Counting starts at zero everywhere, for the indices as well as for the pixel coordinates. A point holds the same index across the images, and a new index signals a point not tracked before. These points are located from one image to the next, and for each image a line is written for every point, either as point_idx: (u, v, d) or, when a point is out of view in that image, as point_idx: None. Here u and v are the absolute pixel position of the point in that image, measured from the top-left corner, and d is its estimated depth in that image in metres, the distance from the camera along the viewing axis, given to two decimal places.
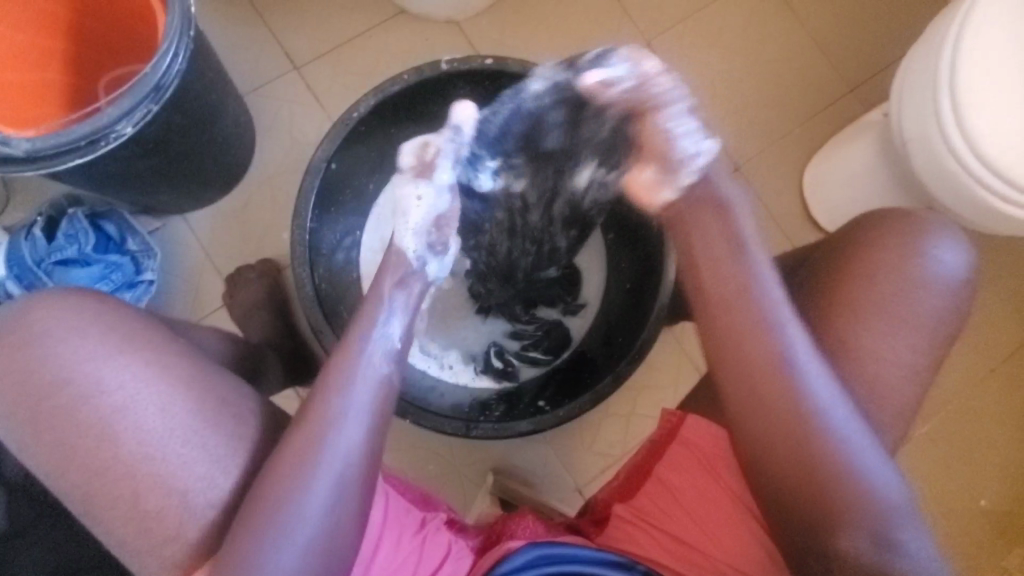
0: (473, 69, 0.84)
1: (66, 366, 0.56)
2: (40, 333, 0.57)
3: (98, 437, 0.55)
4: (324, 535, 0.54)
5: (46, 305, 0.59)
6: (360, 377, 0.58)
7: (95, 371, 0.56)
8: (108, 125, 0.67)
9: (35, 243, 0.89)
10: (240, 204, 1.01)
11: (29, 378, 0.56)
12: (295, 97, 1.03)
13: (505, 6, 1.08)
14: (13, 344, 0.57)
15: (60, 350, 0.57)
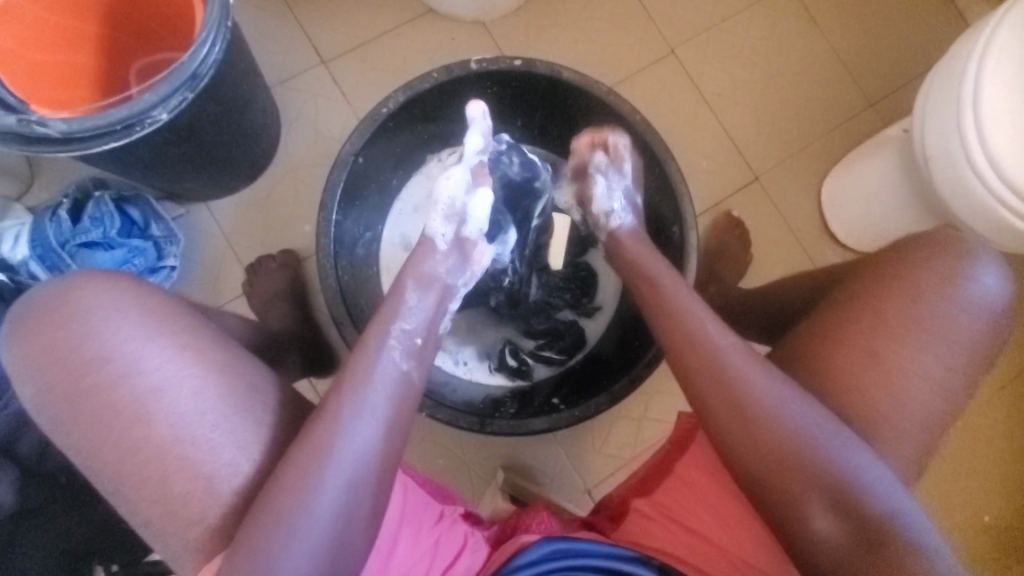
0: (502, 69, 0.84)
1: (104, 345, 0.58)
2: (77, 313, 0.59)
3: (133, 415, 0.57)
4: (328, 537, 0.52)
5: (80, 287, 0.60)
6: (372, 384, 0.59)
7: (132, 353, 0.58)
8: (144, 110, 0.68)
9: (60, 225, 0.90)
10: (263, 195, 1.01)
11: (66, 357, 0.58)
12: (320, 91, 1.04)
13: (530, 10, 1.09)
14: (53, 322, 0.59)
15: (98, 329, 0.58)
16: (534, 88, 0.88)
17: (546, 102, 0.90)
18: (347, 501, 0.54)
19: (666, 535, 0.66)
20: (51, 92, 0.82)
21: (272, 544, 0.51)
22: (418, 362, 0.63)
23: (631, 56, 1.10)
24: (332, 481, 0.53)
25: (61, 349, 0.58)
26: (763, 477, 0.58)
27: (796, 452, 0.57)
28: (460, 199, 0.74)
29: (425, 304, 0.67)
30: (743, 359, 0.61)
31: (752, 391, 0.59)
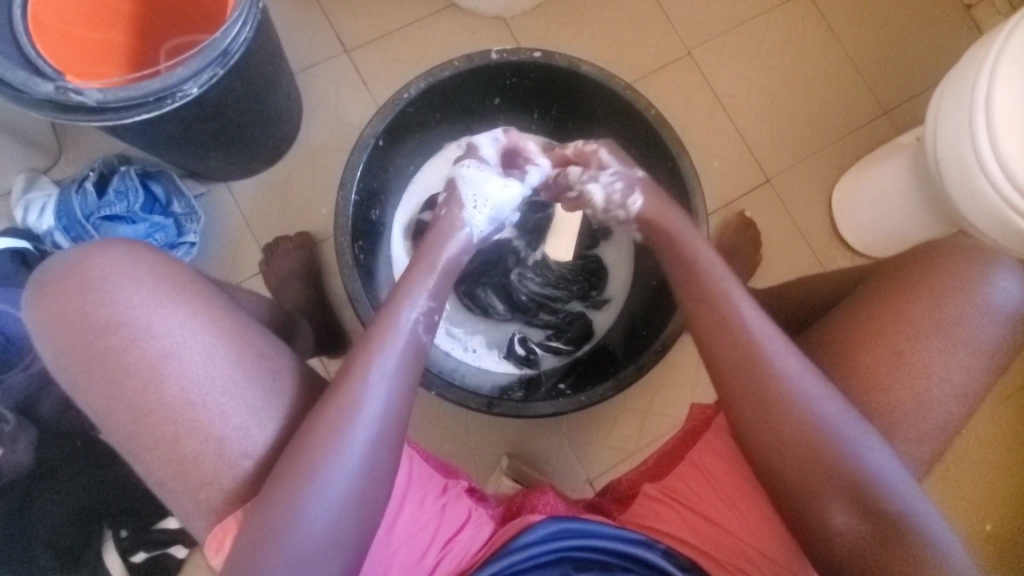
0: (521, 61, 0.86)
1: (119, 310, 0.59)
2: (94, 278, 0.60)
3: (146, 379, 0.58)
4: (349, 491, 0.54)
5: (97, 253, 0.62)
6: (390, 347, 0.61)
7: (145, 318, 0.59)
8: (176, 84, 0.71)
9: (86, 197, 0.92)
10: (282, 178, 1.04)
11: (83, 320, 0.60)
12: (342, 79, 1.07)
13: (550, 7, 1.11)
14: (70, 287, 0.60)
15: (114, 294, 0.60)
16: (552, 81, 0.90)
17: (563, 96, 0.92)
18: (363, 466, 0.55)
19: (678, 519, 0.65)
20: (80, 66, 0.84)
21: (296, 497, 0.52)
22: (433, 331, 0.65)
23: (647, 56, 1.12)
24: (347, 445, 0.55)
25: (76, 315, 0.60)
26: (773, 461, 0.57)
27: (808, 436, 0.56)
28: (505, 213, 0.76)
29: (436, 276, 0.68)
30: (754, 342, 0.60)
31: (772, 374, 0.58)
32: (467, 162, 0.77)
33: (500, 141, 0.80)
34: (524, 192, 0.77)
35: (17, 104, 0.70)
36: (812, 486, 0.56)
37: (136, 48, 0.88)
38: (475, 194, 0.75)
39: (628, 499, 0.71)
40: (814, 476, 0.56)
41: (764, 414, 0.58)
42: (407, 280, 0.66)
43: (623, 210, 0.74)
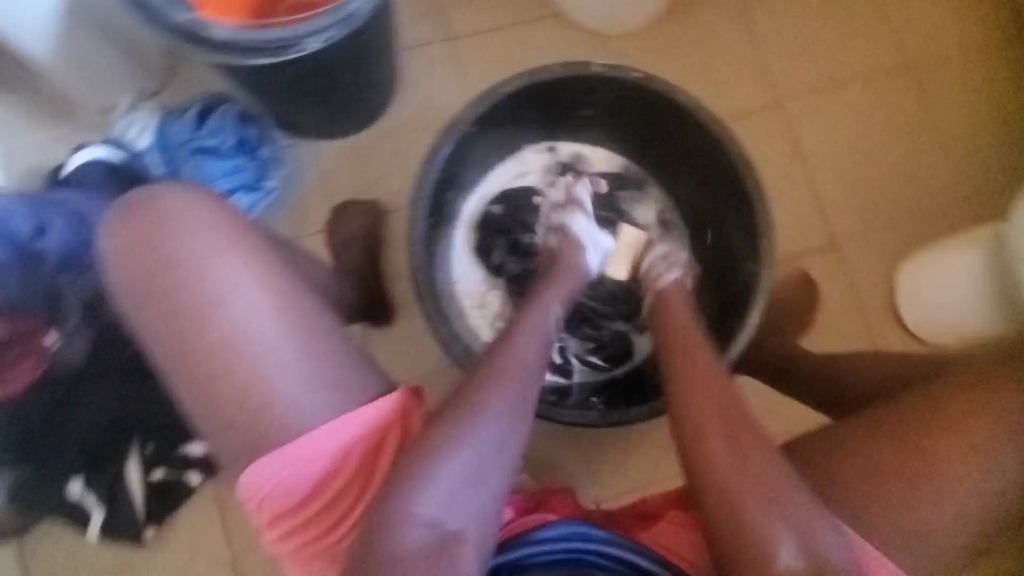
0: (619, 78, 0.88)
1: (182, 249, 0.62)
2: (162, 215, 0.64)
3: (198, 315, 0.61)
4: (476, 474, 0.57)
5: (166, 195, 0.65)
6: (519, 350, 0.66)
7: (204, 259, 0.62)
8: (300, 38, 0.75)
9: (184, 125, 0.98)
10: (363, 146, 1.07)
11: (147, 252, 0.63)
12: (440, 64, 1.10)
13: (652, 35, 1.13)
14: (137, 220, 0.63)
15: (179, 233, 0.63)
16: (645, 103, 0.91)
17: (652, 119, 0.93)
18: (491, 453, 0.58)
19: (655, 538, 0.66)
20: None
21: (434, 469, 0.56)
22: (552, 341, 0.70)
23: (738, 99, 1.12)
24: (475, 430, 0.58)
25: (146, 243, 0.63)
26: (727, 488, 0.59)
27: (756, 470, 0.59)
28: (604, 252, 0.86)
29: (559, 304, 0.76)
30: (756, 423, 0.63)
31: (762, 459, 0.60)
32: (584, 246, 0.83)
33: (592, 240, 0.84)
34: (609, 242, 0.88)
35: (152, 29, 0.74)
36: (754, 517, 0.58)
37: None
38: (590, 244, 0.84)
39: (649, 518, 0.69)
40: (764, 508, 0.58)
41: (723, 445, 0.61)
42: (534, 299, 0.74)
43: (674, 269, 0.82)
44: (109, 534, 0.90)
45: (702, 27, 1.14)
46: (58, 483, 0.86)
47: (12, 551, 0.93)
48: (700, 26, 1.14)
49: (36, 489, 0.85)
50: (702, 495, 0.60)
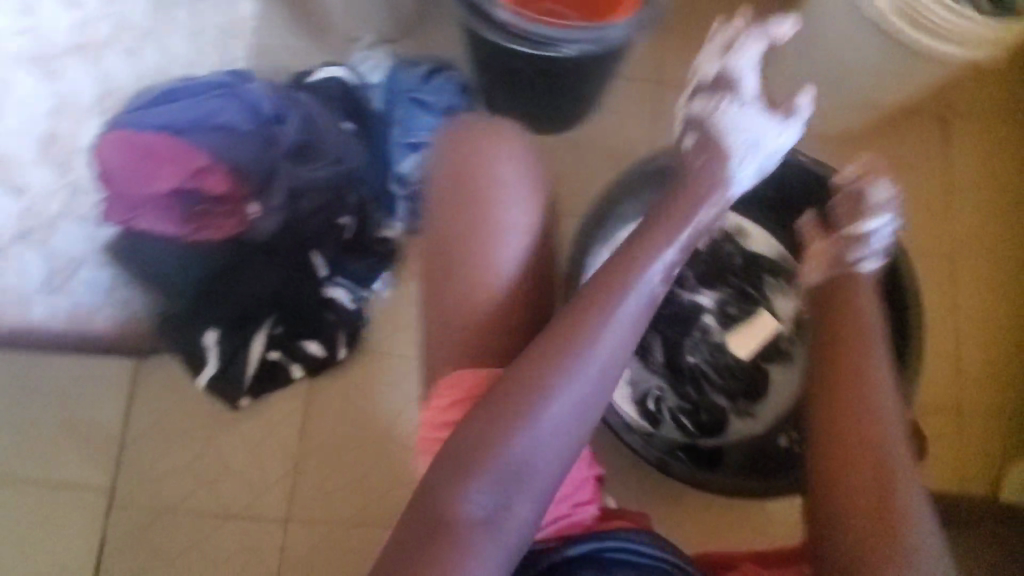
0: (819, 175, 0.93)
1: (508, 173, 0.76)
2: (495, 144, 0.77)
3: (492, 231, 0.74)
4: (544, 442, 0.62)
5: (499, 127, 0.79)
6: (612, 333, 0.66)
7: (518, 190, 0.75)
8: (561, 41, 0.83)
9: (412, 77, 1.07)
10: (546, 147, 1.14)
11: (473, 168, 0.76)
12: (641, 103, 1.17)
13: (847, 148, 1.15)
14: (474, 141, 0.77)
15: (508, 158, 0.76)
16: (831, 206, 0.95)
17: None
18: (559, 428, 0.63)
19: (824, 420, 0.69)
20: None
21: (506, 428, 0.62)
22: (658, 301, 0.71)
23: (916, 235, 1.12)
24: (551, 403, 0.63)
25: (463, 172, 0.76)
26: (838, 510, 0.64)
27: (890, 492, 0.62)
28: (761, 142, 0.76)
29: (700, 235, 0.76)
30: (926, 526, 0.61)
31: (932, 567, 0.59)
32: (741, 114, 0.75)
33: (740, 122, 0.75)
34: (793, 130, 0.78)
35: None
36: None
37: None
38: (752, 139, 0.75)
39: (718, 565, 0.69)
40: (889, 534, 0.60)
41: (854, 468, 0.64)
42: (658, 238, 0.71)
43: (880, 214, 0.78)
44: (217, 386, 1.00)
45: (900, 158, 1.14)
46: (199, 331, 0.96)
47: (135, 371, 1.06)
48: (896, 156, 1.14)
49: (185, 325, 0.96)
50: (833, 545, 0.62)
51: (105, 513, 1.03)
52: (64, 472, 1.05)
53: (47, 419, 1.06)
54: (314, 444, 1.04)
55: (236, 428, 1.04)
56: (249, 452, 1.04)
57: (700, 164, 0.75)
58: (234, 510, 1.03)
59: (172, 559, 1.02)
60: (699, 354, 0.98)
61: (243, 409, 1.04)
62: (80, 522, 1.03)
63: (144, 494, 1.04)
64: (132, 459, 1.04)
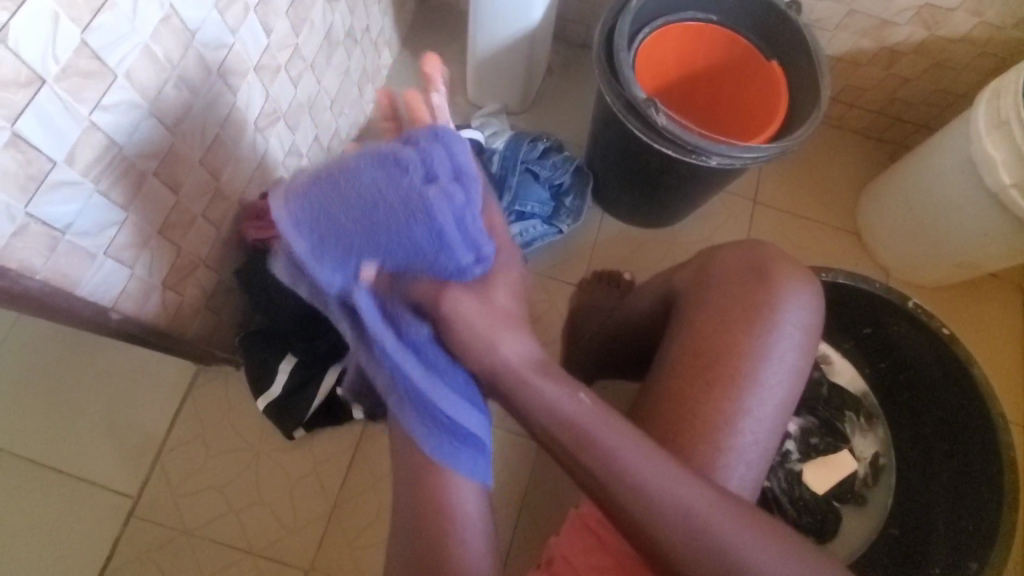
0: (896, 303, 0.92)
1: (36, 214, 0.54)
2: (30, 219, 0.54)
3: (55, 242, 0.57)
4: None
5: (43, 205, 0.54)
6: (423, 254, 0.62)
7: (20, 228, 0.53)
8: (709, 150, 0.81)
9: (532, 152, 1.09)
10: (641, 240, 1.16)
11: (41, 231, 0.55)
12: (735, 217, 1.18)
13: (938, 300, 1.16)
14: (28, 231, 0.54)
15: (41, 202, 0.54)
16: (894, 341, 0.97)
17: (886, 347, 0.99)
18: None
19: (718, 302, 0.71)
20: (651, 74, 0.97)
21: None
22: (48, 222, 0.56)
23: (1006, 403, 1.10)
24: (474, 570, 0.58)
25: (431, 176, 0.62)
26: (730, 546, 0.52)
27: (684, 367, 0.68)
28: (45, 212, 0.55)
29: (689, 340, 0.69)
30: (768, 386, 0.66)
31: (747, 397, 0.65)
32: (37, 232, 0.55)
33: (62, 177, 0.55)
34: (60, 182, 0.55)
35: (596, 51, 0.85)
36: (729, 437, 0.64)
37: (673, 86, 1.02)
38: (129, 145, 0.61)
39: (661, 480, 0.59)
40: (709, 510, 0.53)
41: (681, 364, 0.68)
42: (105, 171, 0.59)
43: (39, 222, 0.55)
44: (274, 412, 0.96)
45: (985, 315, 1.15)
46: (279, 354, 0.94)
47: (192, 377, 1.03)
48: (973, 315, 1.15)
49: (267, 346, 0.93)
50: (714, 411, 0.64)
51: (123, 522, 0.96)
52: (90, 468, 0.98)
53: (91, 410, 1.01)
54: (354, 493, 0.98)
55: (279, 458, 0.99)
56: (287, 487, 0.98)
57: (64, 188, 0.56)
58: (256, 546, 0.95)
59: None
60: (801, 437, 0.97)
61: (296, 439, 1.00)
62: (94, 526, 0.95)
63: (167, 508, 0.96)
64: (164, 468, 0.98)
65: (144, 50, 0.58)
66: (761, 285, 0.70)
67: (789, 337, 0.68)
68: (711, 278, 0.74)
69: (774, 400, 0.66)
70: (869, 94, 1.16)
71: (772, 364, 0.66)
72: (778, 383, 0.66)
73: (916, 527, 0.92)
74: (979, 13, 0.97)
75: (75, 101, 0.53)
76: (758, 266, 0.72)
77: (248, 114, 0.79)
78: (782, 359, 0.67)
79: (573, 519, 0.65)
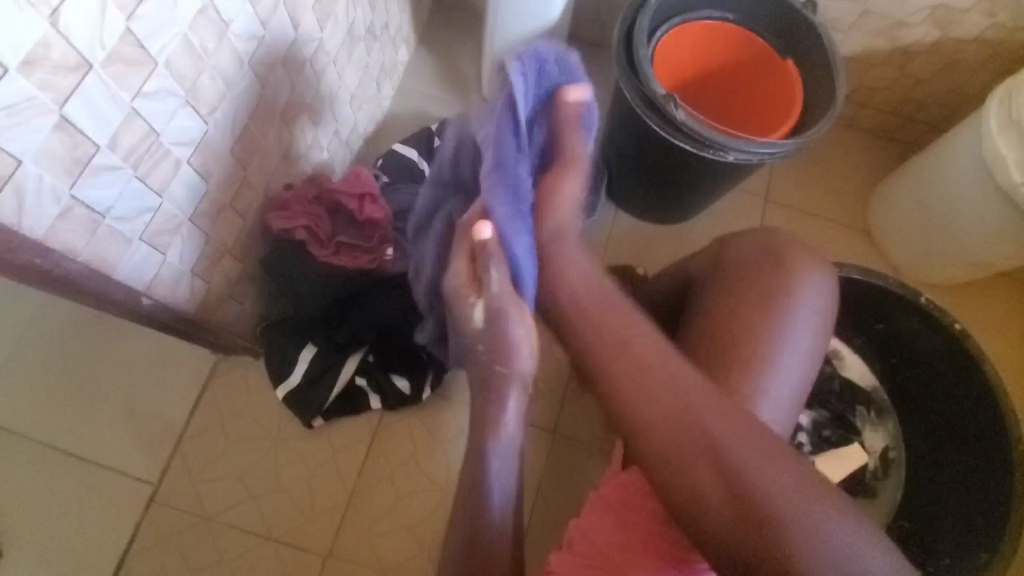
0: (909, 298, 0.93)
1: (79, 197, 0.56)
2: (74, 201, 0.55)
3: (95, 225, 0.59)
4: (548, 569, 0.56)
5: (86, 188, 0.56)
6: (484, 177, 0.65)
7: (64, 211, 0.55)
8: (726, 145, 0.83)
9: None
10: (653, 237, 1.18)
11: (83, 214, 0.57)
12: (747, 215, 1.20)
13: (947, 298, 1.17)
14: (71, 214, 0.56)
15: (84, 186, 0.56)
16: (905, 336, 0.99)
17: (898, 342, 1.00)
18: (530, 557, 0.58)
19: (736, 288, 0.72)
20: (668, 71, 0.98)
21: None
22: (90, 205, 0.57)
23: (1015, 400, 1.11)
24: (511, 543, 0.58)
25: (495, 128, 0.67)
26: (744, 492, 0.54)
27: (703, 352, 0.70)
28: (88, 195, 0.56)
29: (708, 327, 0.71)
30: (786, 370, 0.67)
31: (765, 381, 0.66)
32: (81, 215, 0.57)
33: (105, 161, 0.56)
34: (103, 166, 0.56)
35: (615, 48, 0.86)
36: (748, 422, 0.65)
37: (689, 84, 1.04)
38: (167, 132, 0.62)
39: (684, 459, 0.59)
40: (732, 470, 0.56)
41: (700, 350, 0.70)
42: (144, 155, 0.60)
43: (82, 204, 0.56)
44: (294, 401, 0.98)
45: (994, 314, 1.17)
46: (299, 343, 0.95)
47: (212, 365, 1.04)
48: (982, 314, 1.16)
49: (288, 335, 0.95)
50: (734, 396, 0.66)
51: (144, 508, 0.97)
52: (112, 454, 0.99)
53: (112, 398, 1.02)
54: (370, 481, 0.99)
55: (297, 446, 1.01)
56: (305, 474, 0.99)
57: (106, 172, 0.57)
58: (274, 531, 0.96)
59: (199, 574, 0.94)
60: (813, 429, 0.99)
61: (314, 428, 1.01)
62: (115, 512, 0.97)
63: (188, 495, 0.98)
64: (185, 455, 1.00)
65: (182, 40, 0.60)
66: (778, 273, 0.71)
67: (806, 322, 0.69)
68: (728, 266, 0.76)
69: (791, 384, 0.67)
70: (881, 94, 1.18)
71: (789, 348, 0.68)
72: (795, 367, 0.68)
73: (927, 518, 0.93)
74: (991, 14, 0.98)
75: (118, 87, 0.55)
76: (775, 253, 0.74)
77: (275, 106, 0.80)
78: (798, 344, 0.68)
79: (595, 501, 0.67)
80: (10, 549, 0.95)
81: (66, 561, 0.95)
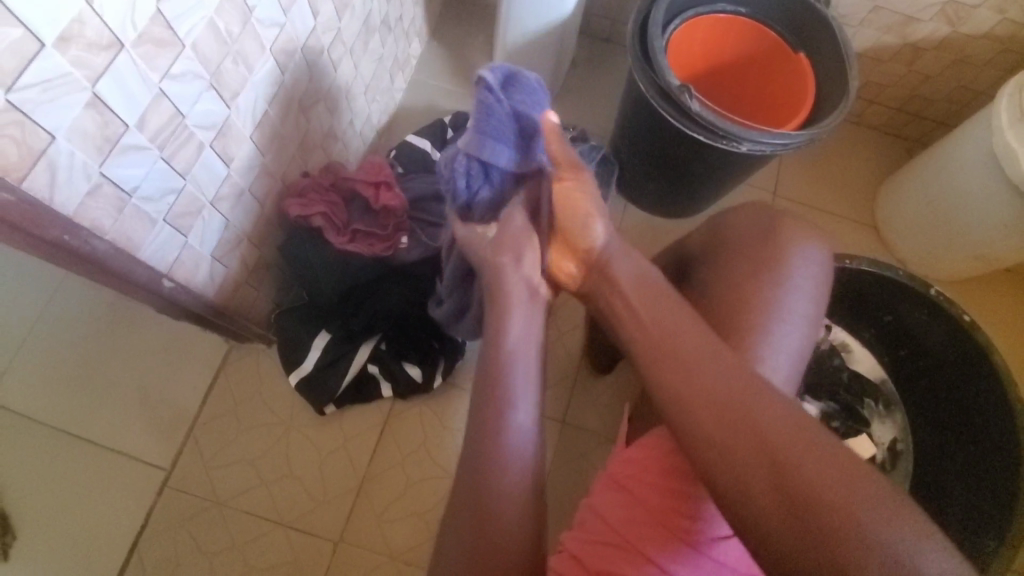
0: (919, 290, 0.94)
1: (107, 175, 0.56)
2: (102, 179, 0.56)
3: (121, 204, 0.60)
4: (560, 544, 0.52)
5: (115, 166, 0.57)
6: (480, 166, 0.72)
7: (92, 188, 0.56)
8: (741, 137, 0.83)
9: None
10: (662, 230, 1.19)
11: (110, 192, 0.58)
12: None
13: (954, 294, 1.18)
14: (99, 192, 0.56)
15: (112, 164, 0.56)
16: (913, 328, 0.99)
17: (907, 335, 1.01)
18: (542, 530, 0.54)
19: (741, 262, 0.72)
20: (679, 64, 0.99)
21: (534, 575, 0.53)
22: (118, 184, 0.58)
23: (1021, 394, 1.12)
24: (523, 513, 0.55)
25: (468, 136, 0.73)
26: (795, 488, 0.47)
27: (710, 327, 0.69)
28: (116, 173, 0.57)
29: (714, 302, 0.70)
30: (788, 336, 0.67)
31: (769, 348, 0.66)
32: (109, 193, 0.58)
33: (134, 141, 0.57)
34: (131, 145, 0.57)
35: (630, 41, 0.87)
36: None
37: (701, 77, 1.05)
38: (193, 114, 0.63)
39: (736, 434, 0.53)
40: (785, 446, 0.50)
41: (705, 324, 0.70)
42: (169, 136, 0.61)
43: (111, 182, 0.57)
44: (306, 388, 0.98)
45: (1001, 309, 1.17)
46: (312, 331, 0.96)
47: (224, 353, 1.05)
48: (989, 309, 1.17)
49: (302, 322, 0.96)
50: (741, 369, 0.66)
51: (157, 493, 0.98)
52: (125, 440, 1.00)
53: (125, 384, 1.03)
54: (381, 468, 1.00)
55: (308, 433, 1.01)
56: (316, 460, 1.00)
57: (134, 151, 0.58)
58: (286, 517, 0.97)
59: (211, 558, 0.95)
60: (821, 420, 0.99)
61: (326, 415, 1.02)
62: (127, 497, 0.97)
63: (200, 480, 0.98)
64: (197, 441, 1.00)
65: (209, 23, 0.60)
66: (788, 250, 0.71)
67: (805, 290, 0.69)
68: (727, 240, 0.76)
69: (795, 354, 0.67)
70: (890, 90, 1.18)
71: (790, 316, 0.68)
72: (798, 336, 0.68)
73: (935, 509, 0.94)
74: (1002, 11, 0.99)
75: (147, 67, 0.55)
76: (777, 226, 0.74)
77: (294, 93, 0.81)
78: (797, 309, 0.68)
79: (603, 480, 0.68)
80: (24, 533, 0.95)
81: (79, 545, 0.95)
